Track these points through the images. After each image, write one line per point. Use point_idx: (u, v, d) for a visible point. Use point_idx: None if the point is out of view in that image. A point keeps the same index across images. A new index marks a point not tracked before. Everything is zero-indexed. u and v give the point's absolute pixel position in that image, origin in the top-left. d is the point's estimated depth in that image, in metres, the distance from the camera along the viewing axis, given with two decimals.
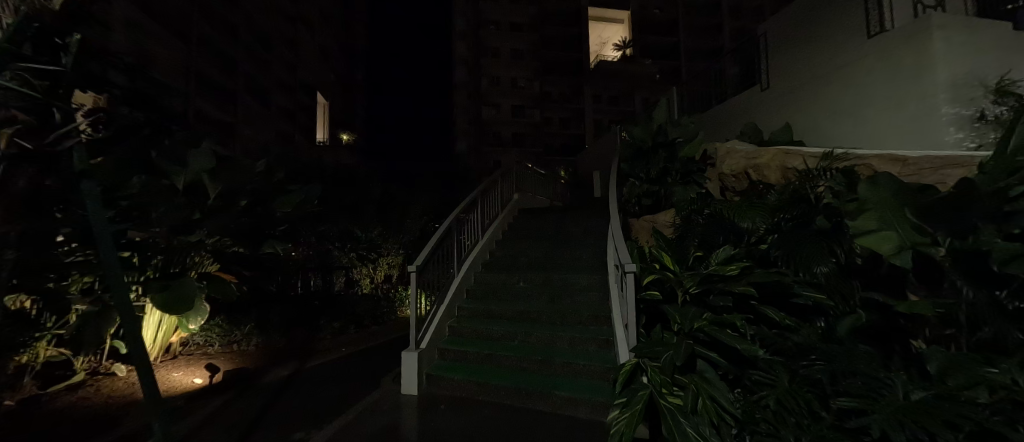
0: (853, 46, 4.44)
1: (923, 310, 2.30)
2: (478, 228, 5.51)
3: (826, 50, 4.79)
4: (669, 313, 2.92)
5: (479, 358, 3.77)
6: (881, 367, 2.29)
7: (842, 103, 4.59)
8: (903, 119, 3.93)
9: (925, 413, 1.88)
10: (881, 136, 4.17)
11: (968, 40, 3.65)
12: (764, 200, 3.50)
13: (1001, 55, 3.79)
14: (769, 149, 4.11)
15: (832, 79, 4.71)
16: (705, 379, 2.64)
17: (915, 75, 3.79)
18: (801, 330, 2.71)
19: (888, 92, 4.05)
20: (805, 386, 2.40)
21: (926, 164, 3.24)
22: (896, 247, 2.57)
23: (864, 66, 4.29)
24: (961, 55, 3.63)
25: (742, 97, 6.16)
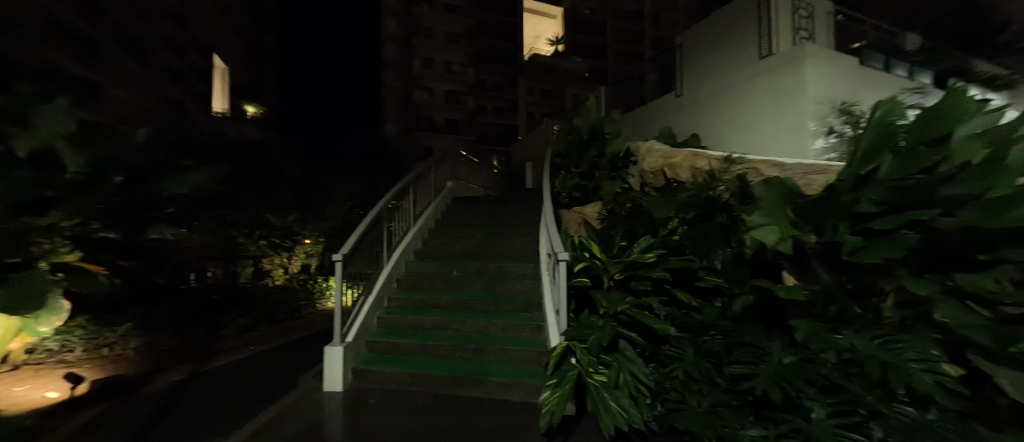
0: (747, 66, 5.15)
1: (798, 294, 2.59)
2: (409, 215, 5.31)
3: (727, 66, 5.47)
4: (597, 298, 3.18)
5: (412, 349, 3.67)
6: (766, 337, 2.70)
7: (738, 113, 5.30)
8: (782, 131, 4.68)
9: (793, 374, 2.30)
10: (766, 144, 4.91)
11: (829, 69, 4.45)
12: (678, 194, 3.86)
13: (851, 83, 4.67)
14: (682, 150, 4.57)
15: (731, 94, 5.42)
16: (626, 357, 2.94)
17: (791, 94, 4.53)
18: (704, 310, 3.12)
19: (772, 107, 4.79)
20: (706, 358, 2.77)
21: (799, 170, 3.85)
22: (780, 236, 2.74)
23: (756, 83, 5.00)
24: (823, 81, 4.42)
25: (660, 103, 6.77)
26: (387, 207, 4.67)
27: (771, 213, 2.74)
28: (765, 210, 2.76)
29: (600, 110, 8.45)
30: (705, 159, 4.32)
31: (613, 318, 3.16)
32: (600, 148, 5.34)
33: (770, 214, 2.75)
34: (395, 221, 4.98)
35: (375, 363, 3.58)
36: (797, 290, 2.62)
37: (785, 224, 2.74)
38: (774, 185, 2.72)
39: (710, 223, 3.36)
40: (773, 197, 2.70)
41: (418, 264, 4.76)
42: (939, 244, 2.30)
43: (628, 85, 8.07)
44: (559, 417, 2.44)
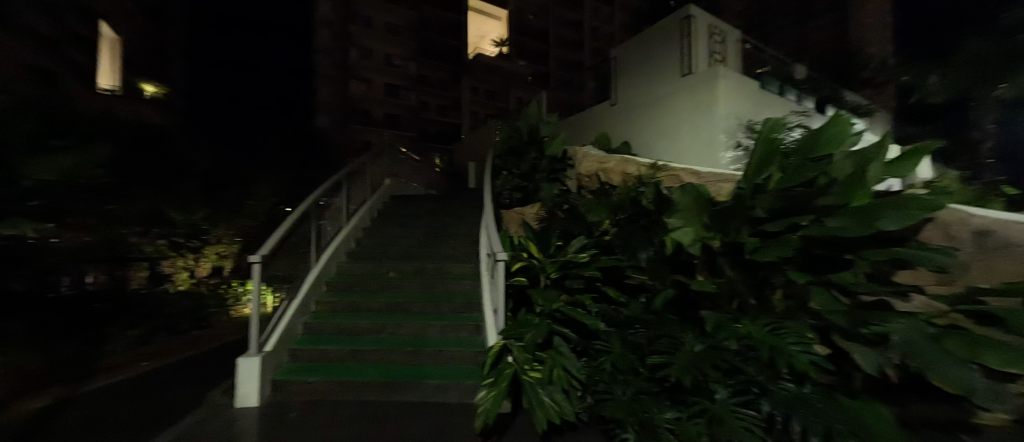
0: (671, 82, 5.63)
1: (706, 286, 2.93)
2: (342, 213, 5.14)
3: (654, 80, 5.94)
4: (534, 297, 3.31)
5: (342, 356, 3.54)
6: (682, 329, 3.00)
7: (662, 125, 5.76)
8: (698, 143, 5.17)
9: (704, 361, 2.60)
10: (684, 155, 5.40)
11: (736, 89, 5.04)
12: (608, 197, 4.11)
13: (753, 103, 5.32)
14: (614, 156, 4.90)
15: (657, 107, 5.87)
16: (559, 352, 3.12)
17: (706, 110, 5.05)
18: (630, 305, 3.38)
19: (690, 121, 5.29)
20: (630, 349, 3.03)
21: (710, 179, 4.29)
22: (692, 237, 2.97)
23: (678, 98, 5.49)
24: (731, 100, 4.98)
25: (597, 111, 7.16)
26: (315, 205, 4.42)
27: (684, 218, 2.92)
28: (680, 213, 2.92)
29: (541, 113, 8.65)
30: (633, 166, 4.67)
31: (548, 315, 3.32)
32: (539, 150, 5.46)
33: (685, 217, 2.93)
34: (325, 220, 4.72)
35: (297, 373, 3.39)
36: (706, 283, 2.95)
37: (697, 226, 2.95)
38: (688, 190, 2.88)
39: (637, 224, 3.68)
40: (687, 201, 2.87)
41: (351, 266, 4.62)
42: (818, 246, 2.70)
43: (568, 91, 8.34)
44: (494, 415, 2.54)
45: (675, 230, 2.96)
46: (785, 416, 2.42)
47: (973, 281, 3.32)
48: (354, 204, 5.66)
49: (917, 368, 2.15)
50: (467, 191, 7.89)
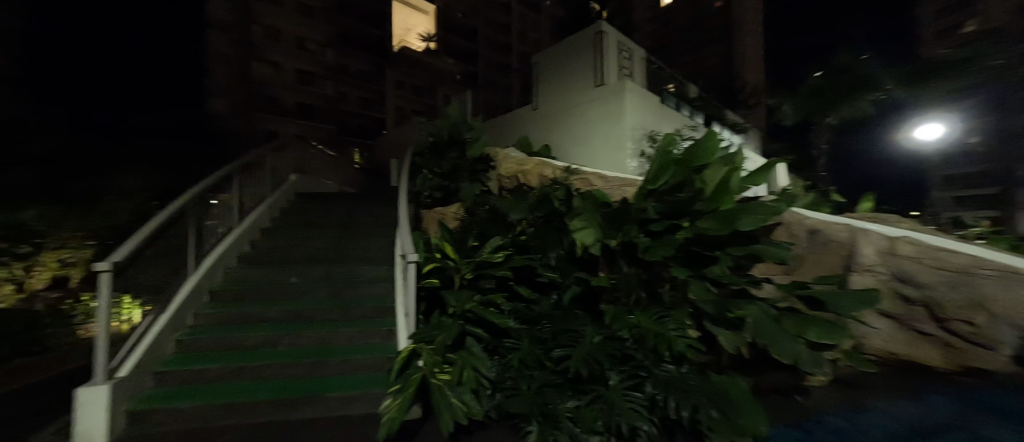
0: (585, 91, 6.01)
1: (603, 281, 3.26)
2: (232, 213, 4.75)
3: (571, 88, 6.28)
4: (448, 298, 3.31)
5: (223, 375, 3.01)
6: (582, 322, 3.21)
7: (577, 131, 6.11)
8: (607, 149, 5.62)
9: (599, 352, 2.85)
10: (595, 159, 5.80)
11: (640, 101, 5.56)
12: (525, 198, 4.22)
13: (655, 114, 5.92)
14: (533, 159, 5.08)
15: (571, 112, 6.24)
16: (471, 352, 3.15)
17: (615, 119, 5.50)
18: (540, 303, 3.52)
19: (602, 128, 5.72)
20: (536, 345, 3.12)
21: (616, 182, 4.54)
22: (593, 238, 3.22)
23: (591, 106, 5.89)
24: (636, 111, 5.50)
25: (520, 113, 7.35)
26: (196, 203, 3.97)
27: (587, 219, 3.20)
28: (582, 216, 3.20)
29: (468, 113, 8.61)
30: (549, 169, 4.83)
31: (460, 316, 3.33)
32: (460, 151, 5.31)
33: (587, 219, 3.22)
34: (208, 220, 4.25)
35: (165, 400, 2.75)
36: (604, 279, 3.29)
37: (599, 228, 3.24)
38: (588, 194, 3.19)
39: (551, 226, 3.80)
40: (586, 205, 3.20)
41: (248, 270, 4.19)
42: (695, 242, 3.22)
43: (495, 92, 8.43)
44: (399, 421, 2.47)
45: (578, 230, 3.21)
46: (663, 395, 2.67)
47: (807, 273, 4.31)
48: (248, 204, 5.27)
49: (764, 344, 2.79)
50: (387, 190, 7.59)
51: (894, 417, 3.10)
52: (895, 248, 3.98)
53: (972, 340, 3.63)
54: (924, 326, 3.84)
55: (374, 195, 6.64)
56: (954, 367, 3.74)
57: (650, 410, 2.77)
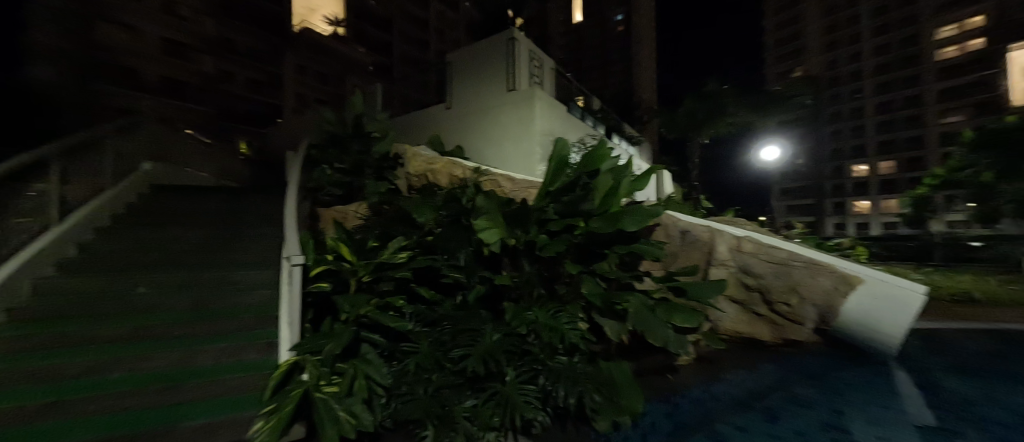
0: (500, 97, 7.36)
1: (506, 279, 3.41)
2: (54, 207, 3.89)
3: (488, 94, 7.56)
4: (340, 302, 3.01)
5: (21, 417, 2.25)
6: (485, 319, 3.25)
7: (494, 133, 7.45)
8: (519, 149, 7.10)
9: (496, 350, 2.87)
10: (507, 158, 7.24)
11: (544, 109, 7.10)
12: (434, 196, 4.12)
13: (555, 120, 7.54)
14: (442, 158, 5.12)
15: (498, 117, 7.41)
16: (365, 360, 2.92)
17: (525, 125, 7.00)
18: (443, 303, 3.43)
19: (514, 133, 7.16)
20: (436, 348, 3.01)
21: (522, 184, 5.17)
22: (496, 238, 3.38)
23: (506, 113, 7.28)
24: (541, 118, 7.05)
25: (439, 113, 8.32)
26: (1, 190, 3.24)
27: (490, 218, 3.38)
28: (486, 216, 3.34)
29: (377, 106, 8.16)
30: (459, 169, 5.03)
31: (354, 322, 3.08)
32: (365, 145, 4.92)
33: (490, 219, 3.39)
34: (13, 217, 3.40)
35: None
36: (506, 278, 3.44)
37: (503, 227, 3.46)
38: (491, 195, 3.43)
39: (458, 225, 3.71)
40: (490, 205, 3.40)
41: (74, 279, 3.31)
42: (588, 241, 3.73)
43: None
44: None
45: (482, 229, 3.33)
46: (554, 386, 2.88)
47: (677, 265, 5.36)
48: (77, 198, 4.32)
49: (641, 331, 3.37)
50: (276, 185, 6.78)
51: (740, 386, 4.27)
52: (740, 244, 5.30)
53: (786, 316, 5.08)
54: (760, 309, 5.20)
55: (255, 191, 5.89)
56: (776, 339, 5.15)
57: (544, 402, 2.97)
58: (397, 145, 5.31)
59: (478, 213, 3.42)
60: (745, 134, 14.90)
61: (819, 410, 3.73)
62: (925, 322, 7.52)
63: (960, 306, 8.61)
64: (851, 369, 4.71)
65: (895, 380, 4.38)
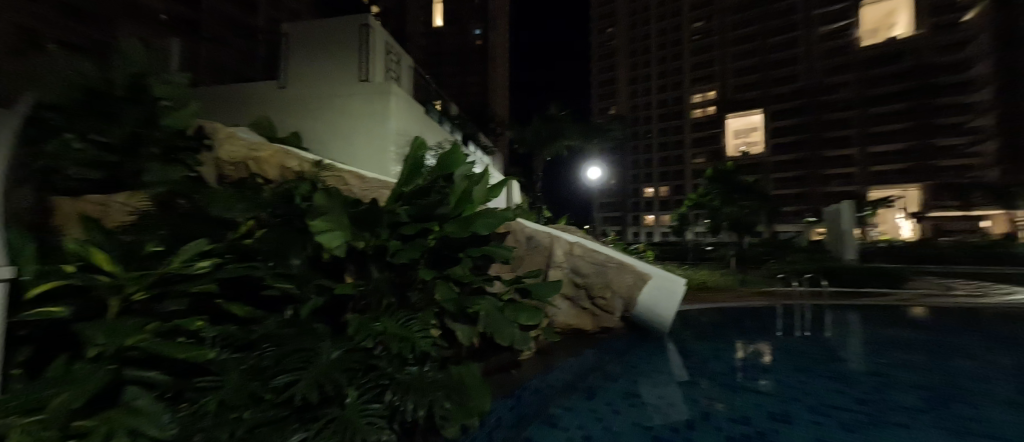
0: (348, 85, 6.71)
1: (349, 288, 2.91)
2: None
3: (333, 79, 6.79)
4: (85, 333, 1.98)
5: None
6: (319, 337, 2.73)
7: (338, 124, 6.73)
8: (369, 145, 6.63)
9: (335, 368, 2.42)
10: (355, 154, 6.66)
11: (399, 106, 6.82)
12: (255, 188, 3.26)
13: (410, 118, 7.32)
14: (269, 144, 4.29)
15: (348, 110, 6.71)
16: (133, 409, 2.05)
17: (378, 119, 6.60)
18: (264, 320, 2.74)
19: (364, 126, 6.65)
20: (250, 378, 2.33)
21: (372, 185, 4.85)
22: (341, 242, 2.93)
23: (355, 103, 6.69)
24: (396, 115, 6.75)
25: (267, 93, 7.09)
26: None
27: (334, 219, 2.90)
28: (328, 217, 2.85)
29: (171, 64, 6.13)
30: (294, 160, 4.34)
31: (115, 358, 2.17)
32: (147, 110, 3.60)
33: (334, 221, 2.90)
34: None
35: None
36: (349, 286, 2.95)
37: (348, 230, 2.99)
38: (334, 192, 2.92)
39: (288, 227, 3.07)
40: (333, 203, 2.89)
41: None
42: (443, 245, 3.65)
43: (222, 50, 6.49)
44: None
45: (322, 232, 2.83)
46: (401, 401, 2.58)
47: (522, 269, 5.62)
48: None
49: (490, 333, 3.40)
50: None
51: (570, 372, 4.86)
52: (572, 249, 5.97)
53: (603, 308, 6.00)
54: (585, 303, 5.97)
55: None
56: (595, 327, 6.03)
57: (390, 420, 2.61)
58: (207, 124, 4.09)
59: (314, 213, 2.88)
60: (576, 154, 17.35)
61: (621, 381, 4.96)
62: (686, 305, 9.95)
63: (700, 291, 11.87)
64: (641, 348, 6.22)
65: (667, 351, 6.18)
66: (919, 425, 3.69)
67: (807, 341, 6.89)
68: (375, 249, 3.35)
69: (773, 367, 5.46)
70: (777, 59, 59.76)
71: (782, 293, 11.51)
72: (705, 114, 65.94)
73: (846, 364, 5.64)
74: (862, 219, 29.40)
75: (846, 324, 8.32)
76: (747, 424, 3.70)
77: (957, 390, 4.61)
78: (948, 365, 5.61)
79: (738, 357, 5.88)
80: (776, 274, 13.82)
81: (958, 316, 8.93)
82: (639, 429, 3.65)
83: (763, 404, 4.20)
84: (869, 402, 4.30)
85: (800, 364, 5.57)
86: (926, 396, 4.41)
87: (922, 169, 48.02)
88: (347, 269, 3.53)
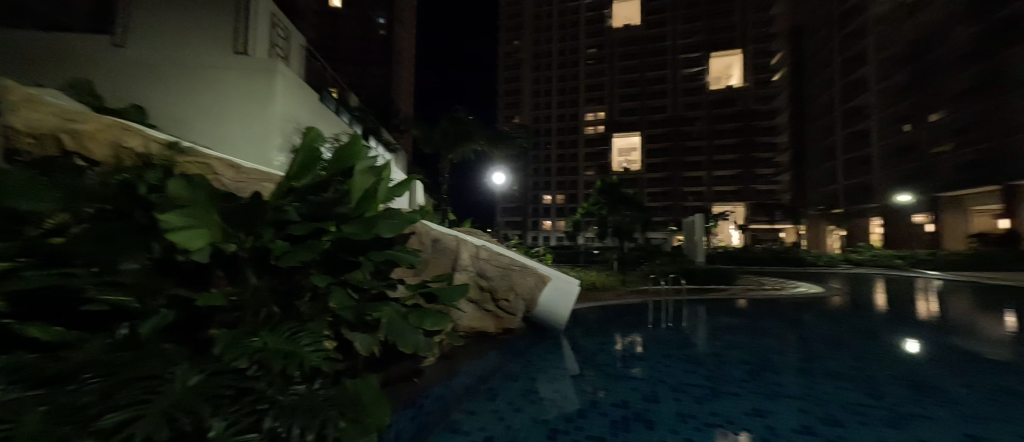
0: (223, 60, 6.11)
1: (216, 301, 2.27)
2: None
3: (203, 55, 6.15)
4: None
5: None
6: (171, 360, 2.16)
7: (211, 106, 6.08)
8: (248, 130, 6.05)
9: (197, 394, 1.93)
10: (232, 140, 6.04)
11: (286, 89, 6.38)
12: (72, 170, 2.45)
13: (299, 103, 6.86)
14: (100, 116, 3.33)
15: (225, 89, 6.08)
16: None
17: (260, 102, 6.08)
18: (86, 343, 2.02)
19: (242, 109, 6.06)
20: (56, 425, 1.61)
21: (250, 176, 4.12)
22: (204, 242, 2.39)
23: (231, 82, 6.10)
24: (282, 99, 6.31)
25: (116, 65, 6.10)
26: None
27: (196, 211, 2.36)
28: (189, 210, 2.32)
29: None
30: (137, 140, 3.44)
31: None
32: None
33: (196, 215, 2.35)
34: None
35: None
36: (216, 297, 2.31)
37: (215, 229, 2.47)
38: (198, 183, 2.41)
39: (127, 223, 2.37)
40: (196, 196, 2.38)
41: None
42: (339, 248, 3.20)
43: None
44: None
45: (180, 229, 2.26)
46: (285, 428, 2.09)
47: (427, 273, 5.34)
48: None
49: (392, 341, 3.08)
50: None
51: (474, 375, 4.76)
52: (478, 253, 5.93)
53: (507, 309, 5.97)
54: (491, 306, 5.91)
55: None
56: (499, 329, 5.93)
57: None
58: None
59: (169, 205, 2.28)
60: (480, 159, 17.51)
61: (522, 380, 4.97)
62: (577, 303, 10.68)
63: (590, 291, 12.84)
64: (540, 346, 6.40)
65: (563, 347, 6.46)
66: (744, 392, 4.54)
67: (670, 330, 7.90)
68: (252, 251, 2.80)
69: (646, 354, 6.10)
70: (655, 87, 68.90)
71: (654, 291, 13.12)
72: (597, 130, 72.80)
73: (696, 347, 6.62)
74: (710, 228, 35.65)
75: (700, 314, 9.83)
76: (629, 407, 4.09)
77: (767, 362, 5.79)
78: (764, 342, 7.02)
79: (618, 348, 6.45)
80: (650, 274, 15.74)
81: (774, 304, 11.28)
82: (537, 422, 3.74)
83: (637, 387, 4.68)
84: (715, 377, 5.13)
85: (666, 351, 6.34)
86: (751, 369, 5.43)
87: (746, 191, 62.31)
88: (214, 275, 2.88)
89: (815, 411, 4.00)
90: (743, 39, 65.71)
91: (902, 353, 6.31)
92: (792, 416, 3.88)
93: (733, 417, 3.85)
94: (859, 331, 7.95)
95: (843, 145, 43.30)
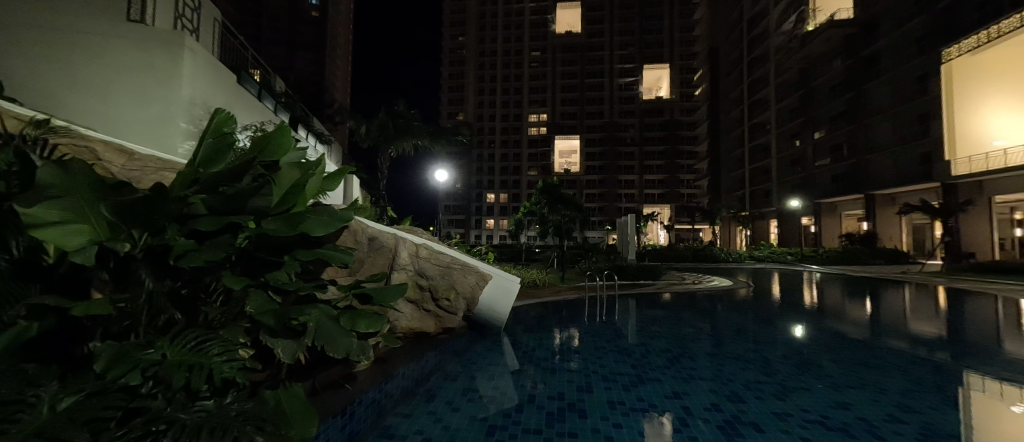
0: (113, 29, 5.28)
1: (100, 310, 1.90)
2: None
3: (84, 18, 5.22)
4: None
5: None
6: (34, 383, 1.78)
7: (99, 84, 5.27)
8: (149, 114, 5.36)
9: (72, 417, 1.63)
10: (128, 124, 5.32)
11: (195, 68, 5.71)
12: None
13: (212, 83, 6.19)
14: None
15: (114, 62, 5.30)
16: None
17: (164, 81, 5.40)
18: None
19: (140, 89, 5.35)
20: None
21: (145, 164, 3.59)
22: (85, 240, 2.08)
23: (124, 56, 5.31)
24: (192, 79, 5.65)
25: None
26: None
27: (70, 203, 2.03)
28: (62, 201, 1.99)
29: None
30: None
31: None
32: None
33: (72, 208, 2.03)
34: None
35: None
36: (102, 305, 1.93)
37: (100, 225, 2.11)
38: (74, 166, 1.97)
39: None
40: (73, 184, 2.01)
41: None
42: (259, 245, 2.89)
43: None
44: None
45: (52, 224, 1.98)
46: None
47: (361, 272, 5.05)
48: None
49: (321, 345, 2.86)
50: None
51: (411, 377, 4.58)
52: (418, 251, 5.74)
53: (446, 310, 5.81)
54: (428, 305, 5.74)
55: None
56: (439, 329, 5.82)
57: None
58: None
59: (35, 195, 1.92)
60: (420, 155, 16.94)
61: (460, 378, 4.92)
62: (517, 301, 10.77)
63: (529, 289, 13.04)
64: (479, 345, 6.36)
65: (502, 344, 6.50)
66: (666, 377, 4.90)
67: (603, 324, 8.27)
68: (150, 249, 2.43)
69: (581, 348, 6.34)
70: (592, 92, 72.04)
71: (590, 288, 13.64)
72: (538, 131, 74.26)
73: (626, 338, 7.04)
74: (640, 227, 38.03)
75: (630, 309, 10.44)
76: (564, 399, 4.20)
77: (685, 349, 6.32)
78: (683, 331, 7.65)
79: (556, 343, 6.62)
80: (587, 272, 16.39)
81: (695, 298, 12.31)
82: (478, 421, 3.70)
83: (571, 379, 4.84)
84: (641, 365, 5.48)
85: (599, 343, 6.65)
86: (671, 356, 5.88)
87: (670, 194, 68.14)
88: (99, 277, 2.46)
89: (724, 391, 4.42)
90: (670, 53, 71.02)
91: (794, 337, 7.23)
92: (703, 396, 4.25)
93: (656, 401, 4.13)
94: (761, 319, 8.97)
95: (751, 155, 48.75)
